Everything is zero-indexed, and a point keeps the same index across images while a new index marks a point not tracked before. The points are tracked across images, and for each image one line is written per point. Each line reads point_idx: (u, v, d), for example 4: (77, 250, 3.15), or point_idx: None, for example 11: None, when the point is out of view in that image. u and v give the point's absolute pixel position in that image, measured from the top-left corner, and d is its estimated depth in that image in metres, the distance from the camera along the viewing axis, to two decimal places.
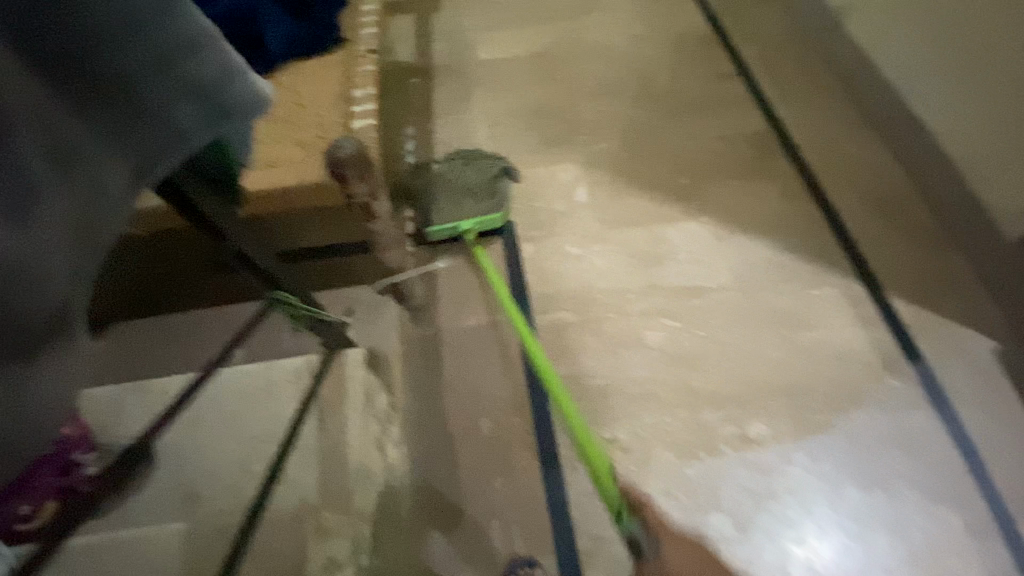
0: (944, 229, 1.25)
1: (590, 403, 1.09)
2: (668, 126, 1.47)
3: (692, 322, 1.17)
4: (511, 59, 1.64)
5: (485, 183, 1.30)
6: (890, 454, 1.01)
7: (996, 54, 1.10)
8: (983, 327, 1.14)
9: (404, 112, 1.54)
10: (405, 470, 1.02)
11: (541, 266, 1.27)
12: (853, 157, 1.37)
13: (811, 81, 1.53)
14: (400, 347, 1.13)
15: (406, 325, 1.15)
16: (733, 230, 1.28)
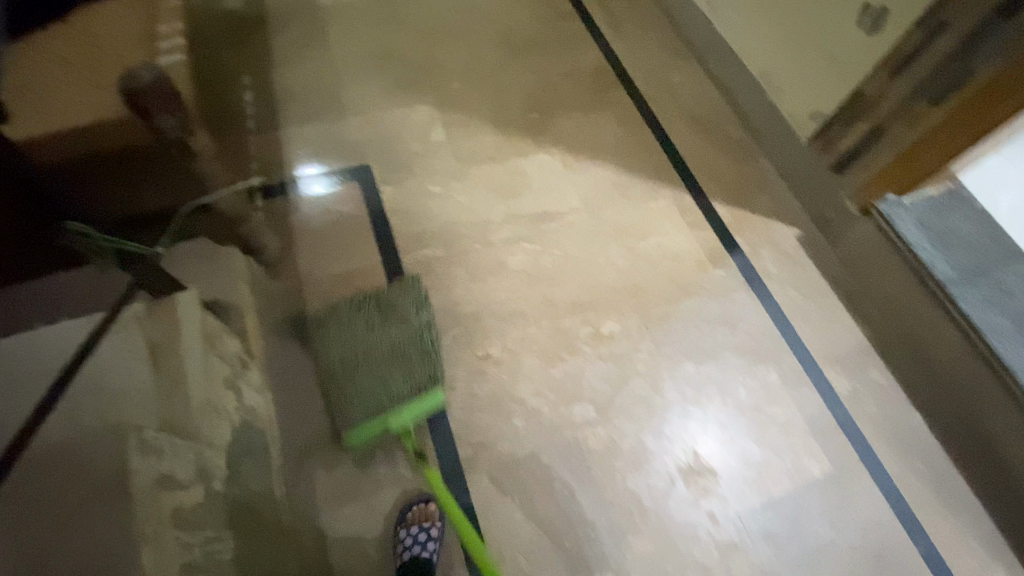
0: (752, 139, 1.44)
1: (460, 328, 1.13)
2: (516, 64, 1.53)
3: (549, 244, 1.26)
4: (353, 3, 1.58)
5: (411, 343, 1.03)
6: (718, 331, 1.18)
7: None
8: (788, 218, 1.34)
9: (240, 64, 1.44)
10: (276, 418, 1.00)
11: (402, 206, 1.26)
12: (677, 84, 1.53)
13: (642, 17, 1.65)
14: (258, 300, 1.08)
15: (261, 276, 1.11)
16: (581, 157, 1.40)
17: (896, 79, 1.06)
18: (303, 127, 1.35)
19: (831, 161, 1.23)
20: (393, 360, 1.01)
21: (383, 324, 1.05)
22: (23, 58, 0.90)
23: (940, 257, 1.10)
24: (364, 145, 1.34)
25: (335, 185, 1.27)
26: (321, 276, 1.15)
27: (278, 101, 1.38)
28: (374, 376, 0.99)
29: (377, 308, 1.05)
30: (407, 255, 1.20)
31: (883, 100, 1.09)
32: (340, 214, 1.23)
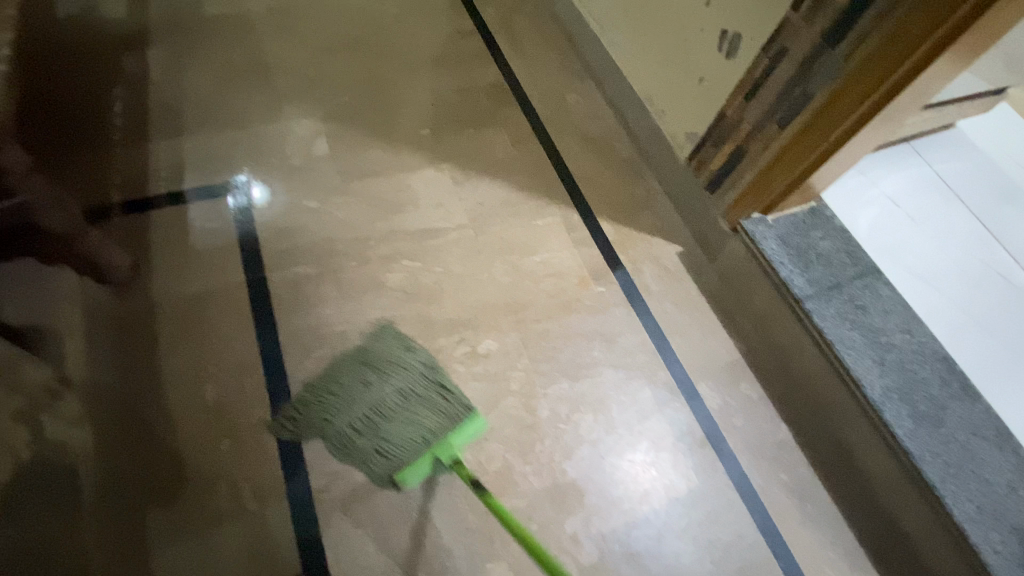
0: (641, 157, 1.47)
1: (327, 350, 1.09)
2: (411, 79, 1.52)
3: (430, 260, 1.24)
4: (245, 15, 1.55)
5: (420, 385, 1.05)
6: (594, 348, 1.18)
7: (646, 8, 1.33)
8: (671, 235, 1.36)
9: (111, 74, 1.37)
10: (100, 449, 0.93)
11: (276, 222, 1.21)
12: (572, 104, 1.55)
13: (542, 37, 1.68)
14: (82, 323, 1.02)
15: (96, 295, 1.05)
16: (472, 173, 1.39)
17: (750, 103, 1.10)
18: (176, 140, 1.29)
19: (705, 182, 1.28)
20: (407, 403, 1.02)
21: (387, 368, 1.06)
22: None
23: (797, 272, 1.13)
24: (240, 158, 1.29)
25: (201, 201, 1.21)
26: (176, 296, 1.09)
27: (150, 113, 1.32)
28: (404, 426, 1.00)
29: (365, 356, 1.08)
30: (276, 273, 1.16)
31: (742, 123, 1.13)
32: (206, 230, 1.18)
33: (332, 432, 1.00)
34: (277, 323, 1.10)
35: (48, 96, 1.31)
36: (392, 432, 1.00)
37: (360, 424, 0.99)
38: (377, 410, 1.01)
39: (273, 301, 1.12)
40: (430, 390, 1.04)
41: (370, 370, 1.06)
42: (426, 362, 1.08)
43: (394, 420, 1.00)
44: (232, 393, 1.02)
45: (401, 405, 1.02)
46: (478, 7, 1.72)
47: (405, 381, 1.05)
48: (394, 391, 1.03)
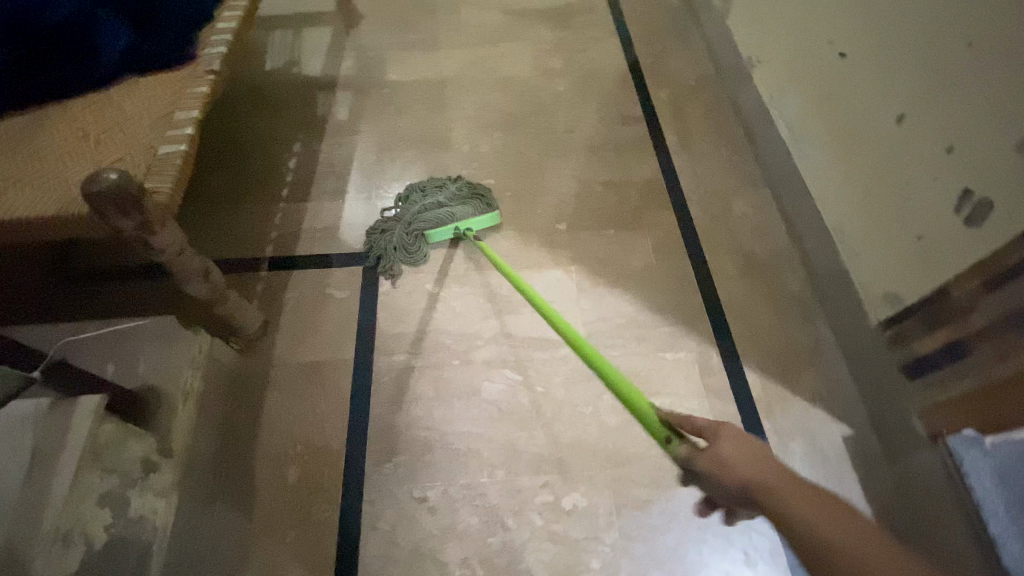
0: (816, 298, 1.20)
1: (405, 457, 1.03)
2: (560, 164, 1.44)
3: (534, 377, 1.12)
4: (419, 81, 1.62)
5: (454, 198, 1.27)
6: (706, 541, 0.96)
7: (854, 129, 1.09)
8: (836, 410, 1.08)
9: (295, 128, 1.51)
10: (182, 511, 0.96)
11: (391, 301, 1.20)
12: (738, 215, 1.34)
13: (715, 132, 1.49)
14: None
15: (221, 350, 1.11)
16: (600, 282, 1.26)
17: (991, 293, 0.82)
18: (329, 202, 1.37)
19: (902, 362, 0.99)
20: (439, 206, 1.25)
21: (425, 194, 1.28)
22: (46, 133, 0.96)
23: (1017, 535, 0.77)
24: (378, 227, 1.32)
25: (333, 266, 1.25)
26: (288, 362, 1.12)
27: (315, 171, 1.42)
28: (429, 226, 1.23)
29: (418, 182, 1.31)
30: (379, 358, 1.13)
31: (971, 313, 0.85)
32: (330, 297, 1.21)
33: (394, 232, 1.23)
34: (367, 412, 1.07)
35: (242, 142, 1.47)
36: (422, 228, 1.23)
37: (410, 229, 1.23)
38: (413, 212, 1.25)
39: (369, 388, 1.10)
40: (460, 198, 1.27)
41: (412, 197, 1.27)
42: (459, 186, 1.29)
43: (433, 219, 1.24)
44: (312, 479, 1.01)
45: (439, 205, 1.26)
46: (648, 91, 1.59)
47: (441, 194, 1.27)
48: (435, 200, 1.26)
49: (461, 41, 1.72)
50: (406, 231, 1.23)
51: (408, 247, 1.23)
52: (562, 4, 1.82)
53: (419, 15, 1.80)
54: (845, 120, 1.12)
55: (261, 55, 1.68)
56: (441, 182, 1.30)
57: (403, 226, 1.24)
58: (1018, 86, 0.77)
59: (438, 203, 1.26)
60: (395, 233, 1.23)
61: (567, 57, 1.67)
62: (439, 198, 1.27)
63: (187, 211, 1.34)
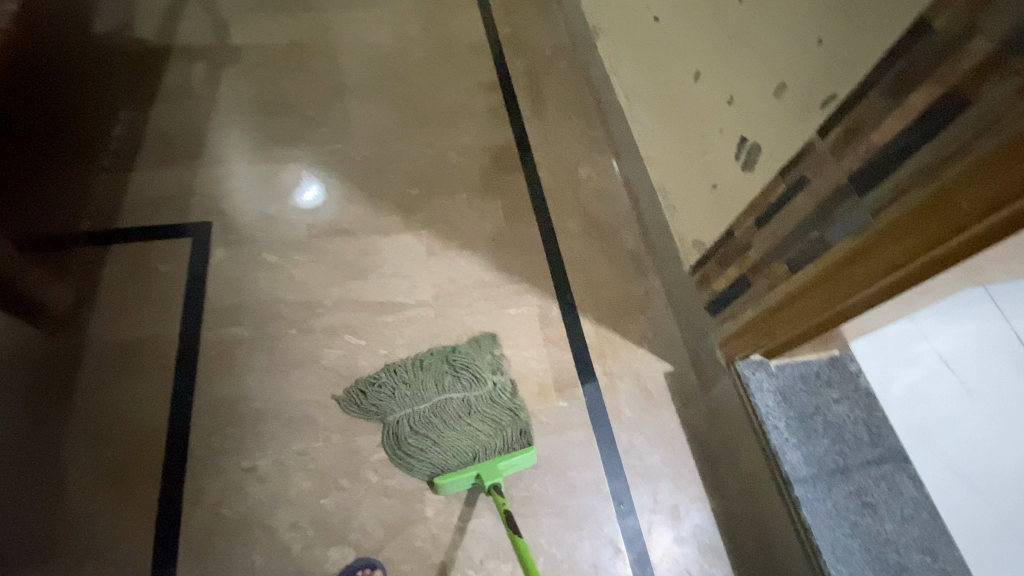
0: (648, 251, 1.29)
1: (234, 430, 1.00)
2: (415, 130, 1.43)
3: (376, 339, 1.11)
4: (266, 46, 1.53)
5: (488, 401, 1.04)
6: (537, 480, 1.02)
7: (667, 89, 1.16)
8: (660, 351, 1.17)
9: (124, 96, 1.39)
10: None
11: (225, 273, 1.15)
12: (583, 178, 1.40)
13: (568, 100, 1.55)
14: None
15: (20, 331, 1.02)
16: (450, 244, 1.26)
17: (759, 230, 0.89)
18: (159, 172, 1.27)
19: (706, 301, 1.07)
20: (463, 410, 1.02)
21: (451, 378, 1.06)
22: None
23: (793, 443, 0.91)
24: (214, 197, 1.25)
25: (160, 238, 1.18)
26: (104, 340, 1.05)
27: (145, 141, 1.32)
28: (436, 432, 1.00)
29: (445, 350, 1.09)
30: (209, 331, 1.08)
31: (749, 250, 0.92)
32: (157, 271, 1.14)
33: (404, 436, 1.00)
34: (195, 387, 1.03)
35: (55, 110, 1.33)
36: (435, 429, 1.00)
37: (412, 417, 1.01)
38: (421, 399, 1.03)
39: (197, 362, 1.05)
40: (494, 412, 1.03)
41: (443, 391, 1.04)
42: (499, 391, 1.06)
43: (445, 425, 1.00)
44: (131, 458, 0.96)
45: (463, 409, 1.02)
46: (505, 59, 1.61)
47: (467, 391, 1.05)
48: (456, 398, 1.04)
49: (315, 5, 1.65)
50: (403, 420, 1.01)
51: (398, 431, 1.00)
52: None
53: None
54: (660, 82, 1.19)
55: (82, 14, 1.51)
56: (480, 358, 1.09)
57: (398, 414, 1.02)
58: (774, 37, 0.82)
59: (466, 401, 1.03)
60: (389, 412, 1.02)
61: (427, 24, 1.65)
62: (467, 394, 1.04)
63: None
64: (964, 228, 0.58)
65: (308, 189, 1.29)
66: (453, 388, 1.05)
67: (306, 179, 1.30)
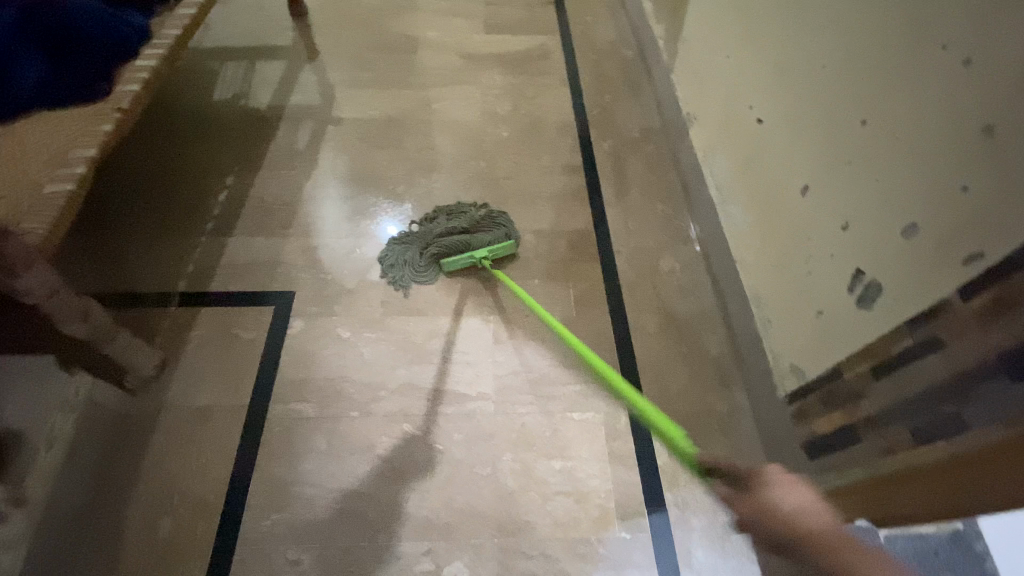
0: (733, 363, 1.18)
1: (286, 515, 0.99)
2: (495, 209, 1.43)
3: (435, 433, 1.07)
4: (364, 119, 1.62)
5: (481, 219, 1.37)
6: None
7: (768, 195, 1.07)
8: None
9: (233, 162, 1.50)
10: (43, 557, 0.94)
11: (299, 345, 1.17)
12: (666, 273, 1.32)
13: (653, 187, 1.49)
14: (84, 417, 1.06)
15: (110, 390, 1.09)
16: (518, 333, 1.21)
17: (875, 383, 0.77)
18: (255, 239, 1.35)
19: (804, 440, 0.94)
20: (467, 229, 1.34)
21: (451, 215, 1.37)
22: None
23: None
24: (299, 265, 1.30)
25: (246, 305, 1.23)
26: (181, 405, 1.09)
27: (245, 207, 1.41)
28: (447, 242, 1.31)
29: (444, 209, 1.39)
30: (277, 405, 1.10)
31: (862, 399, 0.80)
32: (237, 338, 1.18)
33: (406, 250, 1.30)
34: (254, 464, 1.04)
35: (173, 172, 1.47)
36: (442, 245, 1.30)
37: (426, 250, 1.30)
38: (430, 236, 1.32)
39: (260, 436, 1.07)
40: (481, 221, 1.36)
41: (433, 217, 1.37)
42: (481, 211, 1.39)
43: (449, 247, 1.30)
44: (187, 531, 0.97)
45: (461, 227, 1.35)
46: (591, 141, 1.59)
47: (460, 218, 1.36)
48: (455, 224, 1.35)
49: (413, 81, 1.73)
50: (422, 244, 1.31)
51: (423, 266, 1.28)
52: (517, 50, 1.84)
53: (376, 53, 1.81)
54: (761, 186, 1.10)
55: (211, 86, 1.69)
56: (465, 211, 1.39)
57: (418, 239, 1.31)
58: (904, 170, 0.73)
59: (461, 228, 1.34)
60: (411, 251, 1.30)
61: (516, 103, 1.68)
62: (461, 224, 1.35)
63: (104, 241, 1.33)
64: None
65: (387, 225, 1.38)
66: (451, 221, 1.36)
67: (385, 214, 1.40)
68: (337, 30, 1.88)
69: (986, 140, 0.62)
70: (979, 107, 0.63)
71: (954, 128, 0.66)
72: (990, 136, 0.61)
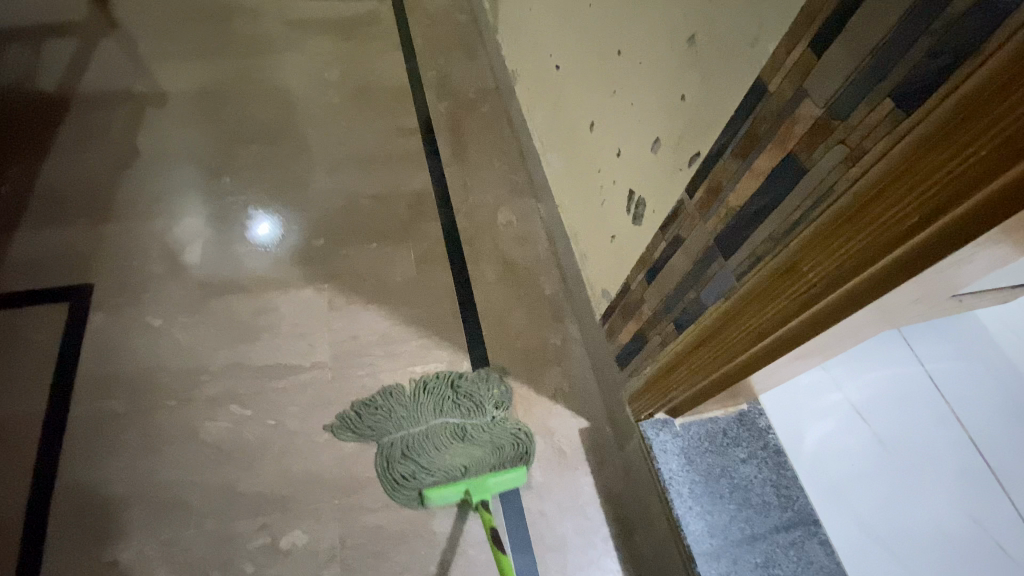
0: (565, 300, 1.24)
1: (99, 519, 0.92)
2: (326, 178, 1.38)
3: (266, 409, 1.03)
4: (174, 94, 1.48)
5: (487, 428, 1.04)
6: (432, 558, 0.95)
7: (571, 136, 1.14)
8: (576, 406, 1.11)
9: (12, 148, 1.31)
10: None
11: (102, 340, 1.06)
12: (502, 223, 1.36)
13: (489, 144, 1.52)
14: None
15: None
16: (355, 298, 1.19)
17: (648, 288, 0.85)
18: (42, 230, 1.19)
19: (616, 355, 1.02)
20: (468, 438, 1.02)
21: (467, 408, 1.06)
22: None
23: (696, 510, 0.86)
24: (97, 256, 1.17)
25: (33, 303, 1.09)
26: None
27: (28, 196, 1.24)
28: (435, 454, 1.00)
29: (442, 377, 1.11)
30: (79, 406, 1.00)
31: (643, 304, 0.88)
32: (23, 340, 1.06)
33: (377, 430, 1.03)
34: (55, 472, 0.95)
35: None
36: (427, 443, 1.01)
37: (411, 450, 1.01)
38: (421, 429, 1.03)
39: (61, 441, 0.97)
40: (489, 443, 1.03)
41: (447, 391, 1.08)
42: (495, 407, 1.08)
43: (435, 448, 1.01)
44: None
45: (459, 443, 1.02)
46: (427, 103, 1.58)
47: (467, 416, 1.06)
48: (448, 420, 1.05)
49: (232, 51, 1.60)
50: (401, 441, 1.02)
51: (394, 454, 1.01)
52: (346, 14, 1.76)
53: (187, 23, 1.65)
54: (566, 129, 1.16)
55: None
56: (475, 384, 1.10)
57: (392, 427, 1.04)
58: (647, 90, 0.80)
59: (466, 428, 1.04)
60: (387, 433, 1.03)
61: (348, 69, 1.62)
62: (471, 420, 1.05)
63: None
64: (805, 302, 0.55)
65: (265, 225, 1.27)
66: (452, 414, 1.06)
67: (261, 215, 1.29)
68: None
69: (689, 51, 0.69)
70: (681, 24, 0.70)
71: (671, 44, 0.73)
72: (690, 47, 0.69)
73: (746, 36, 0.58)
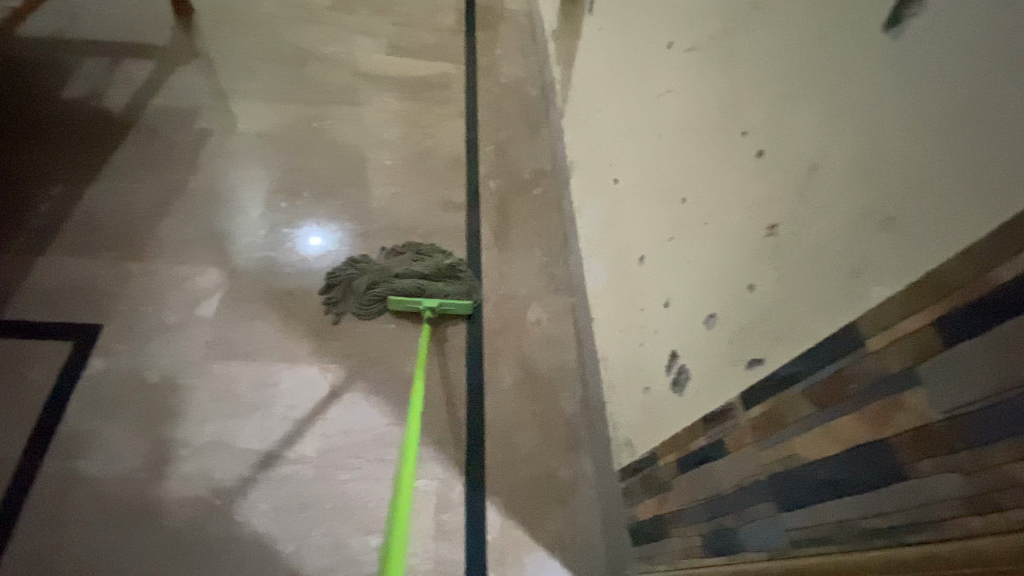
0: (583, 428, 1.12)
1: None
2: (359, 243, 1.33)
3: (236, 502, 0.96)
4: (232, 133, 1.48)
5: (441, 267, 1.28)
6: None
7: (619, 257, 1.03)
8: (572, 562, 0.98)
9: (68, 167, 1.34)
10: None
11: (95, 391, 1.03)
12: (532, 324, 1.26)
13: (534, 231, 1.43)
14: None
15: None
16: (358, 385, 1.11)
17: (677, 477, 0.72)
18: (70, 258, 1.19)
19: (629, 523, 0.89)
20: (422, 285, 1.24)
21: (422, 261, 1.29)
22: None
23: None
24: (114, 296, 1.15)
25: (40, 338, 1.07)
26: None
27: (68, 220, 1.25)
28: (395, 286, 1.22)
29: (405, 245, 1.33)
30: (53, 462, 0.96)
31: (670, 492, 0.75)
32: (20, 376, 1.03)
33: (351, 281, 1.22)
34: (10, 532, 0.90)
35: None
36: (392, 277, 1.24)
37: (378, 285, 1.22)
38: (384, 276, 1.24)
39: (25, 497, 0.93)
40: (441, 277, 1.27)
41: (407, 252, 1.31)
42: (445, 256, 1.32)
43: (399, 288, 1.22)
44: None
45: (415, 279, 1.24)
46: (479, 179, 1.52)
47: (423, 265, 1.28)
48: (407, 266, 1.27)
49: (298, 96, 1.60)
50: (369, 282, 1.22)
51: (362, 307, 1.20)
52: (417, 74, 1.75)
53: (262, 62, 1.67)
54: (615, 247, 1.06)
55: (60, 77, 1.51)
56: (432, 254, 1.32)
57: (366, 270, 1.25)
58: (711, 257, 0.70)
59: (421, 271, 1.26)
60: (361, 274, 1.24)
61: (406, 131, 1.59)
62: (428, 268, 1.27)
63: None
64: None
65: (315, 235, 1.31)
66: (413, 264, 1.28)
67: (312, 225, 1.34)
68: (225, 30, 1.72)
69: (768, 243, 0.58)
70: (762, 210, 0.59)
71: (749, 224, 0.61)
72: (770, 239, 0.58)
73: (848, 260, 0.46)
